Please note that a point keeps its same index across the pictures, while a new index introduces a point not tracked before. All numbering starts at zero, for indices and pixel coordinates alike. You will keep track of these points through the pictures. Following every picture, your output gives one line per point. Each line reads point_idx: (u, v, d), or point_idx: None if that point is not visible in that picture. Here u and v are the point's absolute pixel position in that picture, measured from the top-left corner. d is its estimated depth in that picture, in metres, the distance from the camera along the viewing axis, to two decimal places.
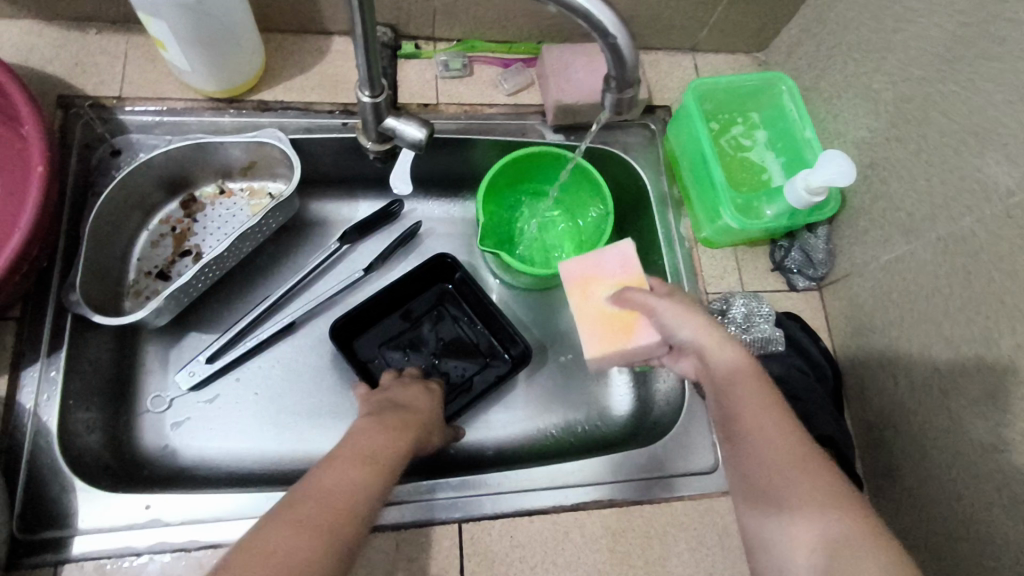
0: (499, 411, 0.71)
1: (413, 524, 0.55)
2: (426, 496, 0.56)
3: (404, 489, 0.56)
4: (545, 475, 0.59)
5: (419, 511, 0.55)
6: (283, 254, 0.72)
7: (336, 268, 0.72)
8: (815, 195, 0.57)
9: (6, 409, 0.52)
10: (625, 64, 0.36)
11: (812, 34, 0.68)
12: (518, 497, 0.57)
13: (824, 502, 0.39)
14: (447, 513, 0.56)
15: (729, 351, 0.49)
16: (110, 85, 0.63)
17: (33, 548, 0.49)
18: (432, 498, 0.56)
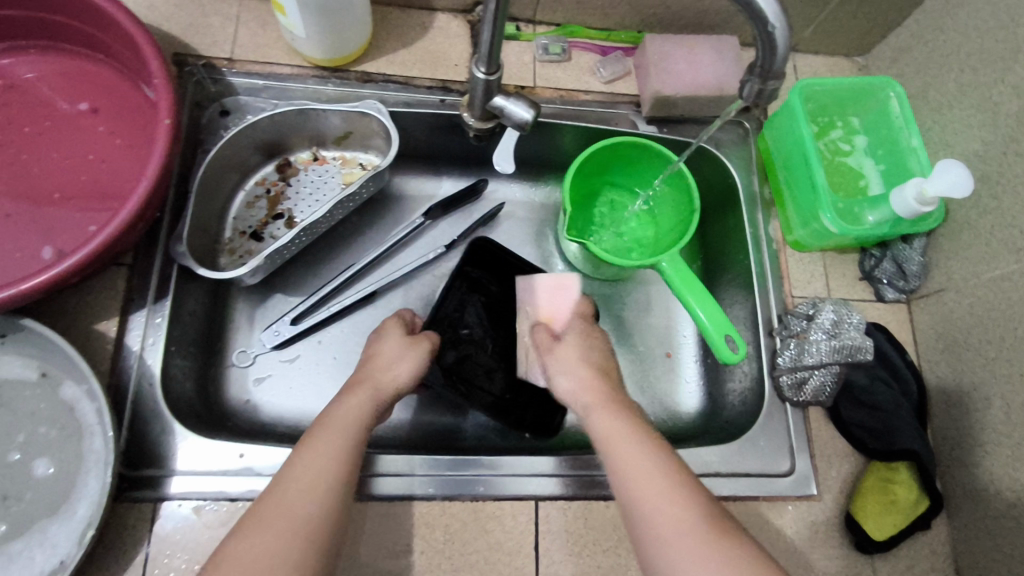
0: None
1: (396, 496, 0.54)
2: (408, 471, 0.55)
3: (390, 462, 0.56)
4: (529, 461, 0.58)
5: (402, 486, 0.55)
6: (368, 225, 0.73)
7: (418, 241, 0.73)
8: (925, 205, 0.56)
9: (114, 350, 0.55)
10: (776, 56, 0.36)
11: (924, 40, 0.66)
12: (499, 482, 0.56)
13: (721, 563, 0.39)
14: (429, 489, 0.55)
15: (631, 444, 0.45)
16: (222, 46, 0.64)
17: (135, 484, 0.52)
18: (414, 474, 0.55)
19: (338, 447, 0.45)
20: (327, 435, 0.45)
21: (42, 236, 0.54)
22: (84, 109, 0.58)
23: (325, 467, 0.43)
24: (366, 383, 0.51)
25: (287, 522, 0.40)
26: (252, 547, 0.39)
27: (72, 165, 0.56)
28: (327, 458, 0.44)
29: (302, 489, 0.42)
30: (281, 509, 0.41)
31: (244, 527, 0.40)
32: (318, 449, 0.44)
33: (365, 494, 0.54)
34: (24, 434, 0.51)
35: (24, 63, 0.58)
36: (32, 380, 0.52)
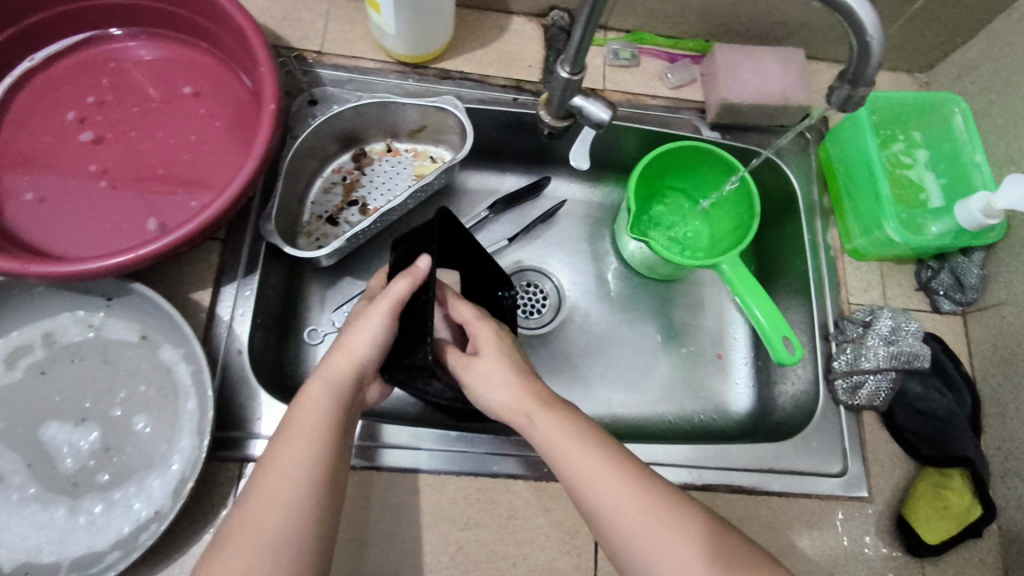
0: (608, 390, 0.72)
1: (394, 467, 0.56)
2: (408, 444, 0.57)
3: (393, 434, 0.58)
4: (517, 445, 0.59)
5: (398, 457, 0.57)
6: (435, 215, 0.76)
7: (481, 233, 0.76)
8: (991, 218, 0.58)
9: (208, 319, 0.58)
10: (870, 64, 0.37)
11: (990, 58, 0.67)
12: (458, 456, 0.58)
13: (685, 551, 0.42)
14: (424, 462, 0.57)
15: (562, 433, 0.46)
16: (313, 40, 0.68)
17: (222, 444, 0.55)
18: (414, 447, 0.57)
19: (310, 441, 0.44)
20: (293, 434, 0.44)
21: (147, 208, 0.58)
22: (189, 92, 0.62)
23: (306, 464, 0.43)
24: (327, 369, 0.49)
25: (279, 523, 0.41)
26: (249, 548, 0.40)
27: (175, 144, 0.60)
28: (303, 454, 0.43)
29: (283, 486, 0.42)
30: (269, 510, 0.41)
31: (232, 528, 0.41)
32: (293, 448, 0.44)
33: (367, 464, 0.56)
34: (124, 392, 0.55)
35: (138, 50, 0.63)
36: (134, 341, 0.56)
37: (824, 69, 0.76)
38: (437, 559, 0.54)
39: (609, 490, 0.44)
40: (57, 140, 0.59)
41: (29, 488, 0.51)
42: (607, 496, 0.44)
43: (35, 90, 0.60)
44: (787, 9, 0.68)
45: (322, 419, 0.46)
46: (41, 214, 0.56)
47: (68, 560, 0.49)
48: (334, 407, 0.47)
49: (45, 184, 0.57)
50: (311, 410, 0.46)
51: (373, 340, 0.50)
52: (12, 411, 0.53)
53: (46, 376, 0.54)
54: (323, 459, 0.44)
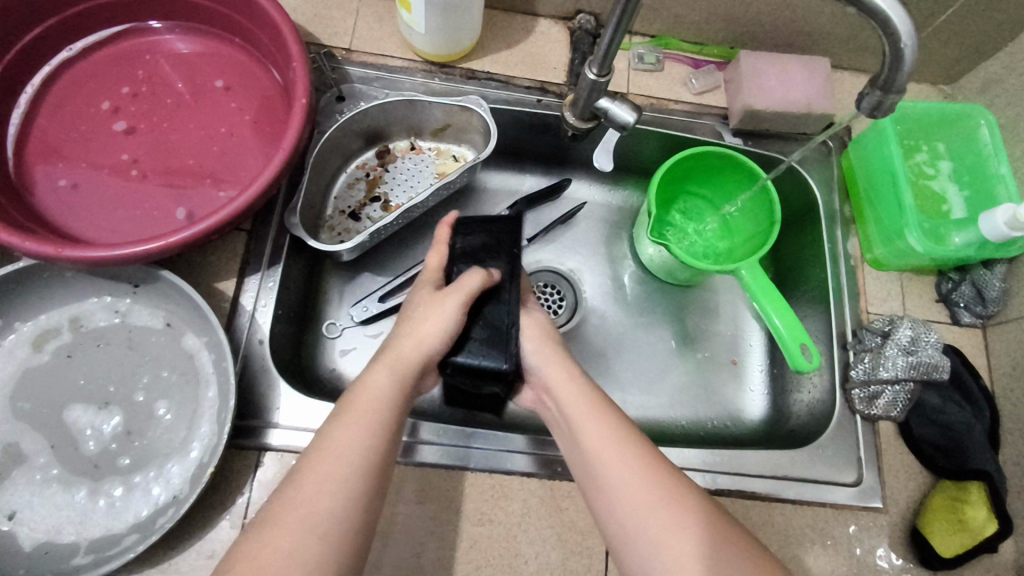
0: (637, 394, 0.72)
1: (445, 467, 0.57)
2: (462, 444, 0.58)
3: (436, 432, 0.58)
4: (561, 442, 0.60)
5: (450, 457, 0.57)
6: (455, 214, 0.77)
7: None
8: (1015, 230, 0.58)
9: (231, 309, 0.59)
10: (902, 71, 0.37)
11: (1017, 71, 0.67)
12: (481, 456, 0.58)
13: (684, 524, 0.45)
14: (477, 463, 0.57)
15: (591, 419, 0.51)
16: (342, 38, 0.69)
17: (241, 433, 0.56)
18: (467, 447, 0.58)
19: (369, 427, 0.45)
20: (353, 420, 0.45)
21: (175, 198, 0.59)
22: (220, 86, 0.63)
23: (362, 452, 0.43)
24: (390, 358, 0.49)
25: (330, 504, 0.41)
26: (302, 526, 0.40)
27: (205, 136, 0.61)
28: (360, 442, 0.44)
29: (342, 471, 0.42)
30: (321, 490, 0.41)
31: (280, 504, 0.41)
32: (352, 433, 0.44)
33: (395, 457, 0.56)
34: (147, 377, 0.56)
35: (172, 43, 0.64)
36: (159, 328, 0.57)
37: (848, 78, 0.76)
38: (450, 554, 0.54)
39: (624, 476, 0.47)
40: (90, 128, 0.60)
41: (53, 468, 0.52)
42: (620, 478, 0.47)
43: (70, 79, 0.61)
44: (815, 18, 0.68)
45: (381, 407, 0.46)
46: (72, 201, 0.57)
47: (88, 540, 0.50)
48: (394, 399, 0.47)
49: (78, 171, 0.58)
50: (372, 397, 0.46)
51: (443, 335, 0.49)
52: (38, 392, 0.54)
53: (73, 360, 0.55)
54: (380, 448, 0.44)
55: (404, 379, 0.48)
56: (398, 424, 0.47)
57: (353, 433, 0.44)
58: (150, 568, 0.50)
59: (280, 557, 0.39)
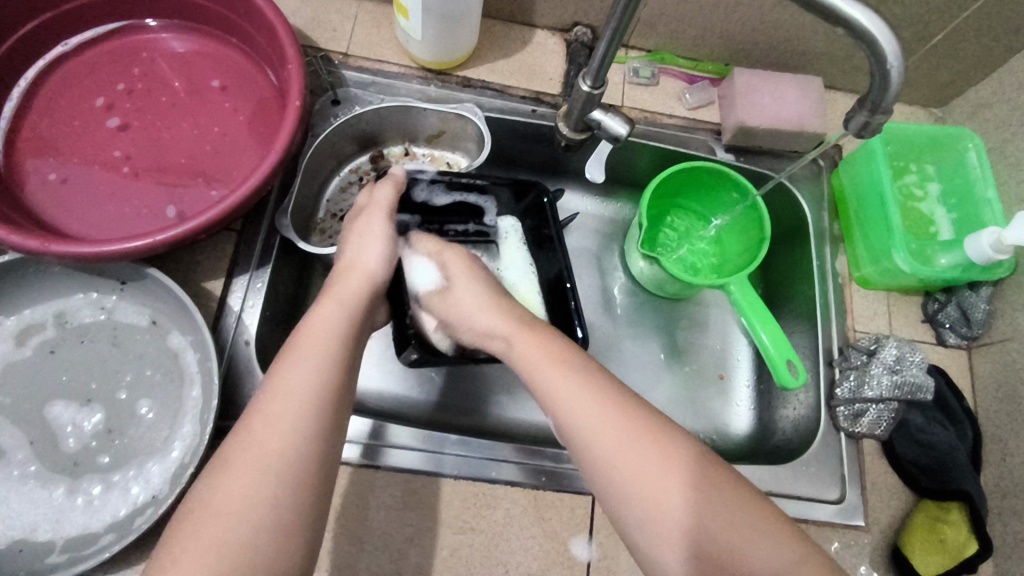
0: None
1: (422, 471, 0.57)
2: (436, 450, 0.58)
3: (411, 436, 0.58)
4: (542, 453, 0.59)
5: (424, 461, 0.57)
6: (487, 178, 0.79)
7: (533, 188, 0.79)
8: (1001, 253, 0.59)
9: (218, 309, 0.59)
10: (888, 93, 0.37)
11: (1005, 97, 0.68)
12: (455, 460, 0.58)
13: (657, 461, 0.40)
14: (452, 470, 0.57)
15: (539, 351, 0.48)
16: (339, 42, 0.70)
17: (224, 435, 0.55)
18: (441, 454, 0.58)
19: (315, 357, 0.43)
20: (304, 358, 0.43)
21: (167, 196, 0.58)
22: (215, 85, 0.63)
23: (313, 386, 0.42)
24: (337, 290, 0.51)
25: (282, 439, 0.39)
26: (253, 466, 0.37)
27: (198, 135, 0.61)
28: (312, 376, 0.42)
29: (294, 406, 0.40)
30: (275, 427, 0.39)
31: (233, 447, 0.39)
32: (304, 370, 0.42)
33: (371, 462, 0.56)
34: (130, 375, 0.55)
35: (170, 42, 0.65)
36: (144, 325, 0.56)
37: (840, 98, 0.77)
38: (430, 561, 0.54)
39: (572, 396, 0.44)
40: (83, 124, 0.60)
41: (31, 465, 0.52)
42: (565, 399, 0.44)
43: (64, 75, 0.61)
44: (808, 38, 0.69)
45: (330, 340, 0.45)
46: (61, 196, 0.57)
47: (63, 539, 0.49)
48: (342, 328, 0.47)
49: (68, 166, 0.58)
50: (324, 330, 0.46)
51: (381, 256, 0.55)
52: (19, 387, 0.54)
53: (55, 355, 0.55)
54: (333, 380, 0.43)
55: (354, 317, 0.49)
56: (347, 353, 0.45)
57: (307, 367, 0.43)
58: (125, 569, 0.50)
59: (235, 500, 0.36)
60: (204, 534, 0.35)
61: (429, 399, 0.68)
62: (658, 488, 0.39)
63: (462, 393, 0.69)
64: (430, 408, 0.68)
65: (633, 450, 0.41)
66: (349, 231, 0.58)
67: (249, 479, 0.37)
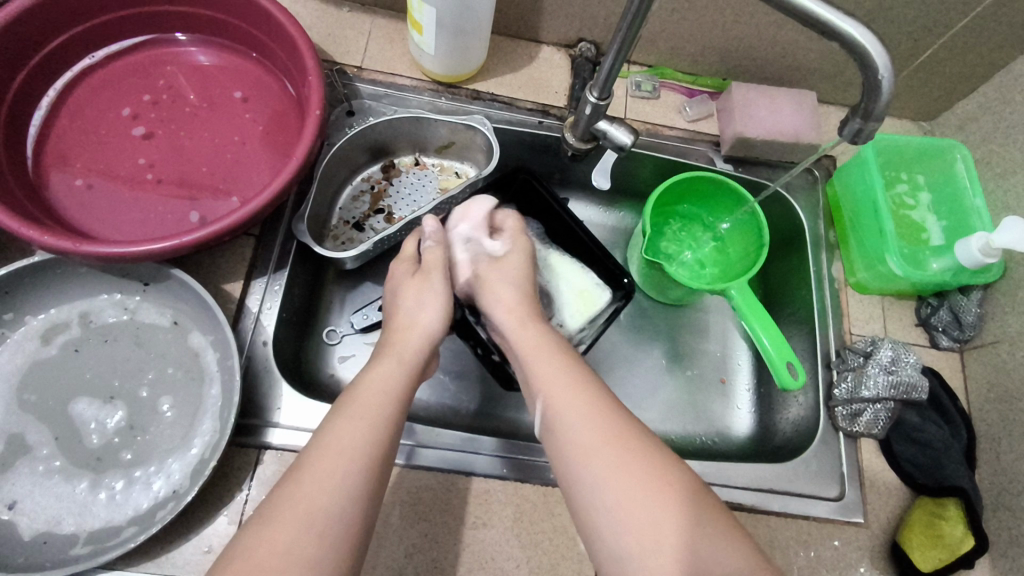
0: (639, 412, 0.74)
1: (433, 467, 0.59)
2: (446, 448, 0.60)
3: (418, 434, 0.60)
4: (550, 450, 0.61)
5: (434, 459, 0.59)
6: None
7: None
8: (989, 257, 0.61)
9: (237, 310, 0.61)
10: (880, 101, 0.40)
11: (991, 111, 0.71)
12: (486, 460, 0.60)
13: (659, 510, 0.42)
14: (461, 467, 0.59)
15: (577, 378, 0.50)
16: (354, 56, 0.72)
17: (242, 431, 0.57)
18: (450, 452, 0.60)
19: (371, 421, 0.45)
20: (362, 409, 0.46)
21: (188, 202, 0.61)
22: (237, 97, 0.66)
23: (366, 441, 0.44)
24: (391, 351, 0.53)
25: (332, 495, 0.40)
26: (296, 521, 0.39)
27: (218, 144, 0.64)
28: (365, 430, 0.44)
29: (346, 461, 0.42)
30: (327, 476, 0.41)
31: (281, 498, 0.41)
32: (359, 424, 0.45)
33: (404, 463, 0.58)
34: (152, 372, 0.57)
35: (195, 55, 0.67)
36: (165, 326, 0.58)
37: (833, 112, 0.80)
38: (441, 556, 0.55)
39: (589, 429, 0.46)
40: (109, 133, 0.62)
41: (55, 460, 0.53)
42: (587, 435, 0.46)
43: (90, 86, 0.64)
44: (802, 54, 0.72)
45: (385, 399, 0.47)
46: (86, 200, 0.59)
47: (87, 531, 0.51)
48: (397, 389, 0.49)
49: (93, 172, 0.60)
50: (378, 389, 0.48)
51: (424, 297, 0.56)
52: (44, 384, 0.55)
53: (79, 354, 0.57)
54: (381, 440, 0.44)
55: (405, 374, 0.51)
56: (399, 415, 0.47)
57: (382, 382, 0.49)
58: (146, 562, 0.51)
59: (281, 550, 0.38)
60: None
61: (438, 401, 0.70)
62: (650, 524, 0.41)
63: (470, 394, 0.71)
64: (439, 409, 0.69)
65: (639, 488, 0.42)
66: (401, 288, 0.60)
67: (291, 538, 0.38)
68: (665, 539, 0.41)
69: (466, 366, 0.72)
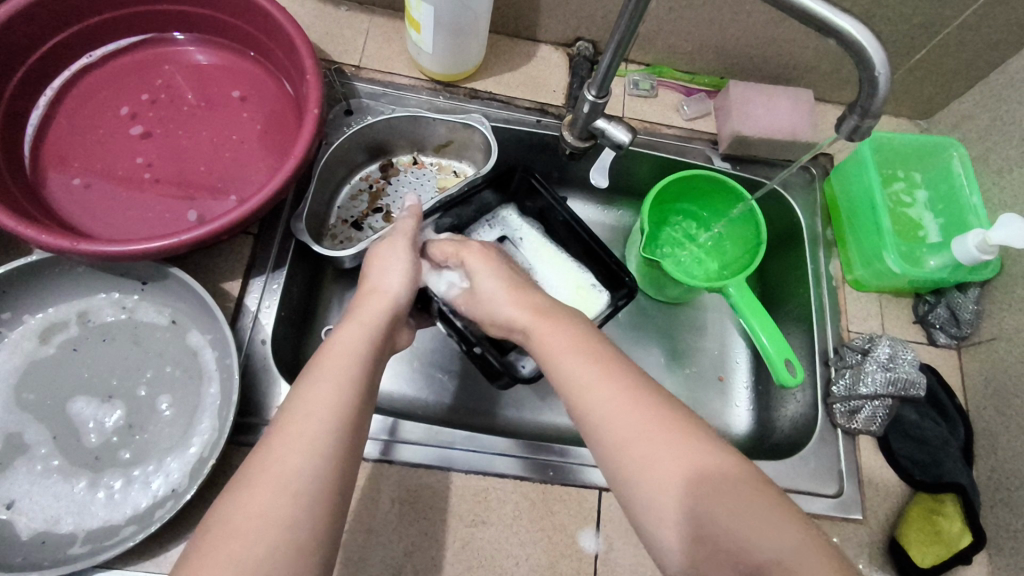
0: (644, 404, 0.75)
1: (430, 466, 0.58)
2: (443, 447, 0.60)
3: (415, 432, 0.60)
4: (547, 449, 0.61)
5: (430, 457, 0.59)
6: None
7: None
8: (985, 253, 0.62)
9: (236, 309, 0.61)
10: (877, 98, 0.40)
11: (987, 109, 0.71)
12: (464, 456, 0.60)
13: (670, 455, 0.39)
14: (457, 466, 0.59)
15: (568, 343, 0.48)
16: (352, 55, 0.73)
17: (241, 430, 0.57)
18: (446, 451, 0.59)
19: (338, 382, 0.42)
20: (329, 370, 0.43)
21: (186, 201, 0.61)
22: (235, 96, 0.66)
23: (335, 403, 0.41)
24: (358, 314, 0.51)
25: (303, 459, 0.38)
26: (270, 487, 0.37)
27: (216, 143, 0.64)
28: (332, 391, 0.42)
29: (316, 425, 0.39)
30: (298, 439, 0.39)
31: (253, 462, 0.38)
32: (327, 388, 0.42)
33: (379, 456, 0.58)
34: (151, 371, 0.57)
35: (193, 55, 0.67)
36: (164, 325, 0.58)
37: (830, 110, 0.81)
38: (441, 554, 0.55)
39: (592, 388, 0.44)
40: (107, 132, 0.62)
41: (54, 459, 0.53)
42: (592, 400, 0.43)
43: (88, 85, 0.64)
44: (799, 52, 0.72)
45: (351, 358, 0.45)
46: (84, 199, 0.59)
47: (85, 530, 0.50)
48: (364, 350, 0.46)
49: (91, 171, 0.60)
50: (344, 351, 0.45)
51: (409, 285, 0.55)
52: (42, 384, 0.55)
53: (77, 353, 0.56)
54: (351, 401, 0.42)
55: (375, 339, 0.48)
56: (369, 377, 0.45)
57: (349, 342, 0.46)
58: (145, 561, 0.51)
59: (252, 518, 0.35)
60: (216, 555, 0.34)
61: (438, 400, 0.70)
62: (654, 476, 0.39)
63: (470, 392, 0.71)
64: (436, 407, 0.69)
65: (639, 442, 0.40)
66: (371, 260, 0.58)
67: (263, 500, 0.36)
68: (676, 496, 0.38)
69: (464, 365, 0.72)
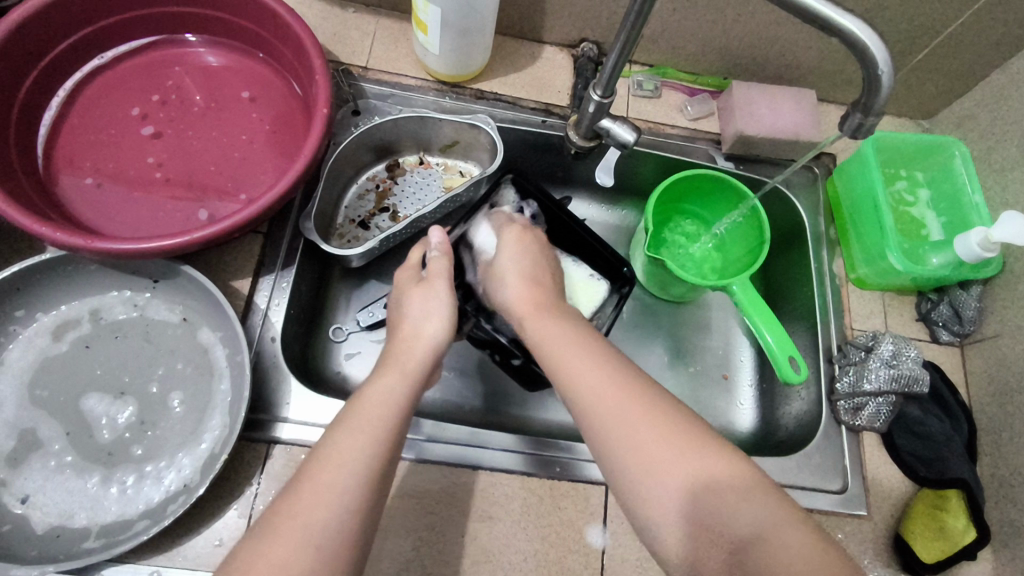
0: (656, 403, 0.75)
1: (442, 462, 0.59)
2: (454, 444, 0.60)
3: (428, 428, 0.60)
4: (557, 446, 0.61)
5: (442, 454, 0.59)
6: None
7: None
8: (987, 251, 0.62)
9: (246, 307, 0.62)
10: (881, 95, 0.41)
11: (988, 108, 0.72)
12: (474, 453, 0.60)
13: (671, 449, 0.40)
14: (468, 462, 0.59)
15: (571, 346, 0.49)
16: (359, 57, 0.73)
17: (251, 426, 0.57)
18: (457, 447, 0.60)
19: (373, 431, 0.43)
20: (362, 420, 0.44)
21: (196, 200, 0.61)
22: (245, 97, 0.67)
23: (366, 453, 0.42)
24: (392, 362, 0.51)
25: (329, 511, 0.39)
26: (297, 536, 0.37)
27: (226, 143, 0.64)
28: (365, 441, 0.42)
29: (346, 476, 0.40)
30: (327, 490, 0.39)
31: (282, 508, 0.39)
32: (356, 437, 0.43)
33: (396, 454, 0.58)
34: (162, 368, 0.57)
35: (202, 56, 0.68)
36: (175, 322, 0.59)
37: (833, 111, 0.81)
38: (449, 550, 0.56)
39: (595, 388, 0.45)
40: (118, 133, 0.63)
41: (67, 455, 0.53)
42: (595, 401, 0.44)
43: (100, 86, 0.64)
44: (801, 53, 0.73)
45: (386, 409, 0.45)
46: (96, 199, 0.60)
47: (98, 526, 0.51)
48: (400, 400, 0.47)
49: (104, 171, 0.61)
50: (380, 400, 0.46)
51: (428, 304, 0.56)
52: (55, 381, 0.56)
53: (90, 350, 0.57)
54: (382, 454, 0.43)
55: (411, 385, 0.49)
56: (401, 427, 0.45)
57: (385, 390, 0.47)
58: (157, 556, 0.51)
59: (275, 566, 0.36)
60: None
61: (445, 398, 0.71)
62: (661, 488, 0.39)
63: (476, 391, 0.72)
64: (443, 405, 0.70)
65: (645, 444, 0.41)
66: (407, 292, 0.59)
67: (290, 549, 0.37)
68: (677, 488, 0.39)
69: (470, 363, 0.73)
